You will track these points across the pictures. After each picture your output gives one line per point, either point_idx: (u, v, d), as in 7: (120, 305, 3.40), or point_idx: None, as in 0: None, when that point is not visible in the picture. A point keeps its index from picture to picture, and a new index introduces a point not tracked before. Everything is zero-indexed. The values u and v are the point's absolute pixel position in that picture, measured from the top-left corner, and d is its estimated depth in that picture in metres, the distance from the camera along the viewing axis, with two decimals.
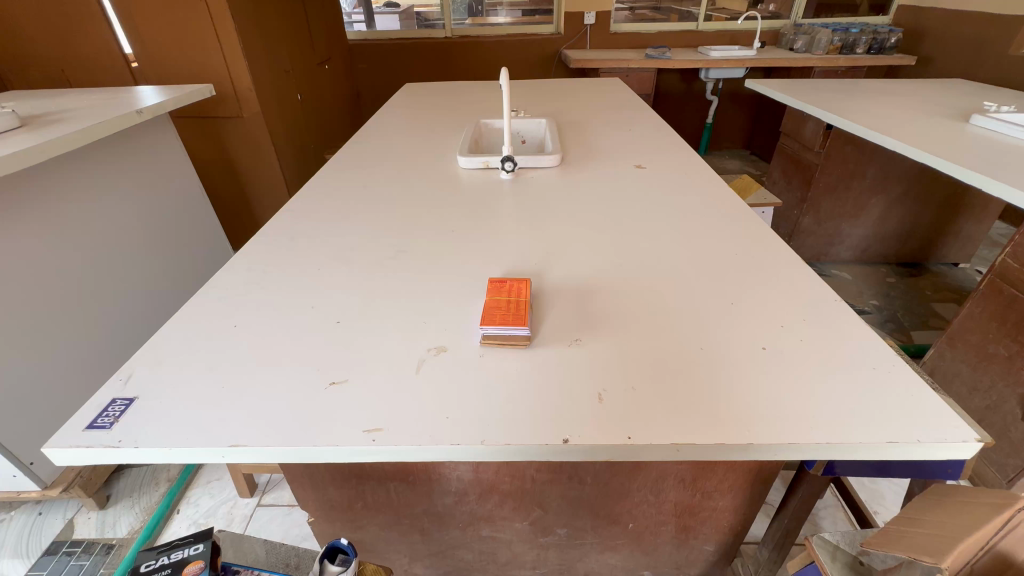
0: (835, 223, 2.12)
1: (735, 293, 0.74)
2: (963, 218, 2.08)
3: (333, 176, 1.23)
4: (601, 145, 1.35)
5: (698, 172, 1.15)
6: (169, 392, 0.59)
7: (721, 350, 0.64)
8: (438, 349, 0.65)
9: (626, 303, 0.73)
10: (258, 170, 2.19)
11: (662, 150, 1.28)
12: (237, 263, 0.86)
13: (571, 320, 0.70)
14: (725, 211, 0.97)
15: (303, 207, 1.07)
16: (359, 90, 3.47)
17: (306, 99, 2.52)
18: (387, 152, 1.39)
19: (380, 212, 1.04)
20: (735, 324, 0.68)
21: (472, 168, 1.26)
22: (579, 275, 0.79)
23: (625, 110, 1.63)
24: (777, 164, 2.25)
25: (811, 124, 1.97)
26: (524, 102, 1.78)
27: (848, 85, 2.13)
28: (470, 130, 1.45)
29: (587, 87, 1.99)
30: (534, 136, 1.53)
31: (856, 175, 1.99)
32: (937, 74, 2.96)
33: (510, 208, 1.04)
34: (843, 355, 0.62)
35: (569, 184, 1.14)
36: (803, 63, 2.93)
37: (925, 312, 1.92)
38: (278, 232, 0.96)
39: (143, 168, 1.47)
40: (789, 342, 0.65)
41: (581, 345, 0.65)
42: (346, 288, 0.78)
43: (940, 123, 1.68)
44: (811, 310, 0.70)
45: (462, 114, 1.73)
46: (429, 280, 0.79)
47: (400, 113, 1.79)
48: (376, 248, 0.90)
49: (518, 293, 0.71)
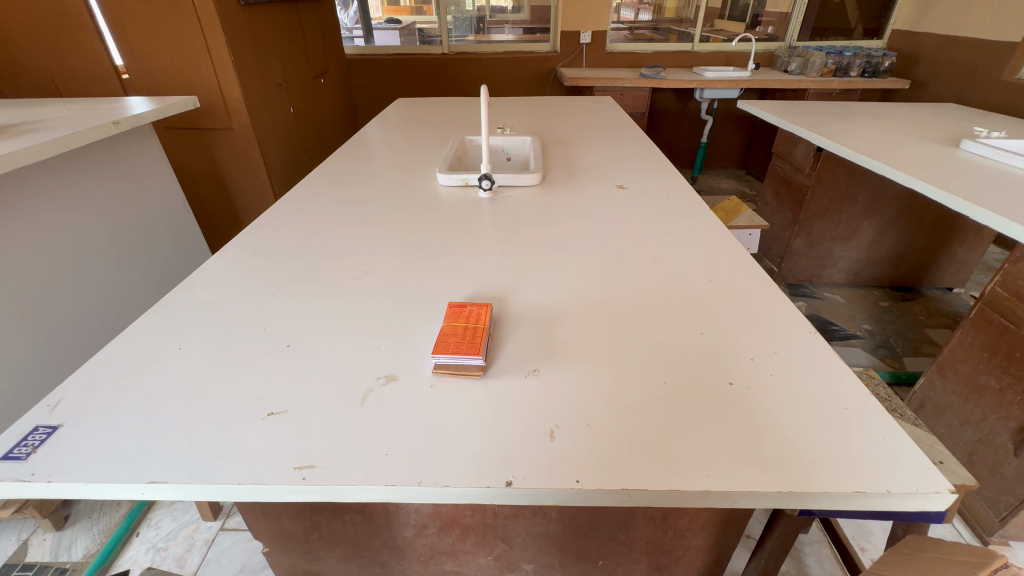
0: (826, 245, 2.10)
1: (705, 322, 0.71)
2: (956, 243, 2.05)
3: (310, 190, 1.21)
4: (585, 165, 1.33)
5: (680, 194, 1.13)
6: (97, 419, 0.56)
7: (687, 386, 0.60)
8: (388, 378, 0.62)
9: (592, 330, 0.70)
10: (245, 182, 2.18)
11: (645, 171, 1.27)
12: (195, 280, 0.83)
13: (532, 348, 0.67)
14: (702, 236, 0.95)
15: (273, 221, 1.04)
16: (355, 104, 3.49)
17: (299, 112, 2.52)
18: (369, 167, 1.38)
19: (351, 229, 1.01)
20: (702, 358, 0.64)
21: (452, 185, 1.24)
22: (546, 300, 0.77)
23: (613, 130, 1.62)
24: (770, 185, 2.24)
25: (802, 146, 1.97)
26: (513, 119, 1.77)
27: (841, 109, 2.12)
28: (454, 146, 1.43)
29: (579, 105, 1.99)
30: (518, 154, 1.51)
31: (848, 199, 1.97)
32: (931, 98, 2.96)
33: (484, 227, 1.02)
34: (812, 394, 0.59)
35: (547, 204, 1.12)
36: (798, 84, 2.93)
37: (918, 338, 1.89)
38: (243, 248, 0.93)
39: (121, 180, 1.45)
40: (758, 378, 0.61)
41: (540, 376, 0.62)
42: (303, 309, 0.75)
43: (930, 147, 1.66)
44: (783, 342, 0.67)
45: (450, 129, 1.73)
46: (389, 304, 0.76)
47: (388, 128, 1.78)
48: (341, 267, 0.87)
49: (478, 320, 0.68)
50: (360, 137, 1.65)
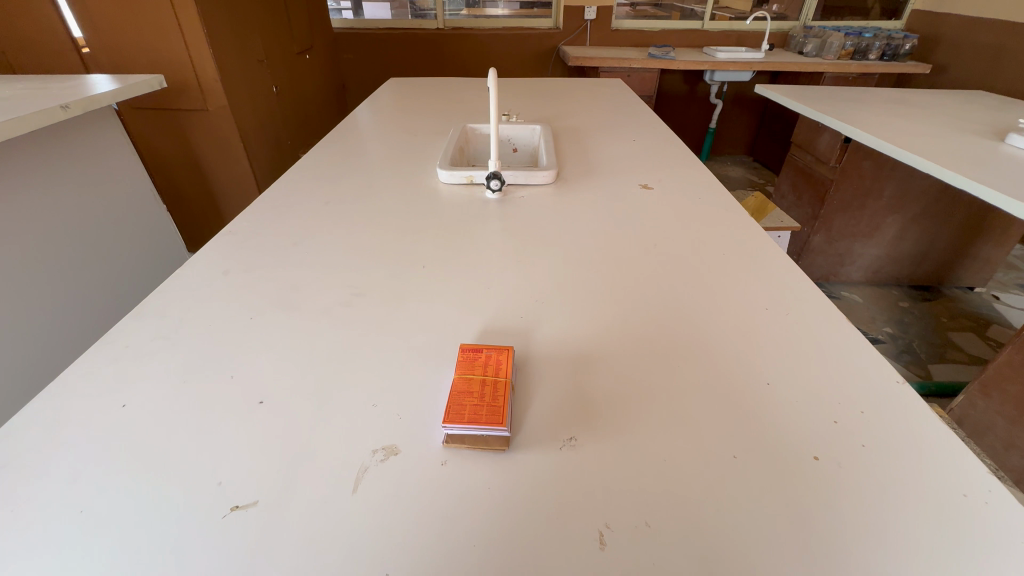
0: (847, 242, 1.98)
1: (770, 367, 0.59)
2: (982, 241, 1.95)
3: (292, 188, 1.06)
4: (602, 159, 1.19)
5: (714, 197, 1.00)
6: (13, 516, 0.44)
7: (761, 464, 0.49)
8: (389, 451, 0.50)
9: (636, 379, 0.58)
10: (225, 169, 2.00)
11: (671, 168, 1.13)
12: (151, 305, 0.69)
13: (565, 406, 0.54)
14: (747, 251, 0.82)
15: (248, 227, 0.90)
16: (344, 82, 3.29)
17: (283, 91, 2.33)
18: (360, 160, 1.23)
19: (340, 237, 0.87)
20: (772, 420, 0.53)
21: (454, 182, 1.09)
22: (576, 335, 0.64)
23: (629, 118, 1.48)
24: (787, 177, 2.11)
25: (826, 136, 1.83)
26: (517, 104, 1.62)
27: (866, 96, 1.98)
28: (455, 136, 1.28)
29: (588, 89, 1.83)
30: (526, 145, 1.36)
31: (873, 194, 1.85)
32: (951, 83, 2.82)
33: (495, 236, 0.88)
34: (915, 476, 0.48)
35: (565, 208, 0.98)
36: (814, 67, 2.77)
37: (943, 343, 1.79)
38: (212, 262, 0.79)
39: (77, 171, 1.29)
40: (848, 452, 0.50)
41: (579, 447, 0.50)
42: (282, 347, 0.62)
43: (971, 140, 1.53)
44: (868, 398, 0.55)
45: (448, 115, 1.57)
46: (388, 339, 0.63)
47: (379, 113, 1.62)
48: (327, 289, 0.73)
49: (498, 371, 0.55)
50: (350, 124, 1.49)
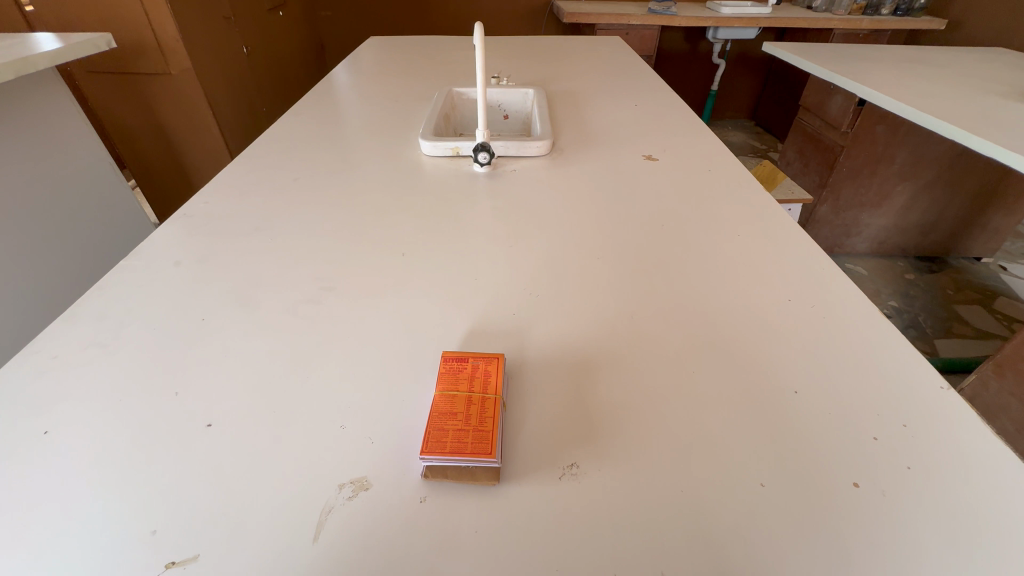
0: (854, 212, 1.90)
1: (797, 371, 0.52)
2: (993, 210, 1.87)
3: (257, 162, 0.95)
4: (601, 127, 1.08)
5: (725, 169, 0.90)
6: None
7: (792, 494, 0.42)
8: (359, 486, 0.42)
9: (646, 388, 0.50)
10: (194, 138, 1.86)
11: (677, 136, 1.03)
12: (86, 306, 0.60)
13: (564, 424, 0.47)
14: (764, 232, 0.73)
15: (205, 210, 0.80)
16: (323, 42, 3.08)
17: (254, 52, 2.15)
18: (334, 129, 1.11)
19: (310, 220, 0.77)
20: (802, 439, 0.46)
21: (438, 154, 0.98)
22: (576, 335, 0.56)
23: (629, 80, 1.35)
24: (794, 142, 2.01)
25: (838, 98, 1.71)
26: (507, 65, 1.48)
27: (882, 54, 1.85)
28: (439, 102, 1.16)
29: (584, 48, 1.69)
30: (517, 111, 1.25)
31: (884, 160, 1.75)
32: (965, 40, 2.67)
33: (483, 217, 0.79)
34: (969, 506, 0.41)
35: (561, 183, 0.88)
36: (824, 23, 2.60)
37: (948, 316, 1.74)
38: (161, 252, 0.70)
39: (19, 144, 1.16)
40: (892, 477, 0.43)
41: (581, 477, 0.43)
42: (238, 355, 0.54)
43: (996, 102, 1.42)
44: (909, 409, 0.49)
45: (432, 78, 1.43)
46: (360, 344, 0.55)
47: (357, 75, 1.48)
48: (291, 283, 0.64)
49: (486, 385, 0.48)
50: (324, 88, 1.35)
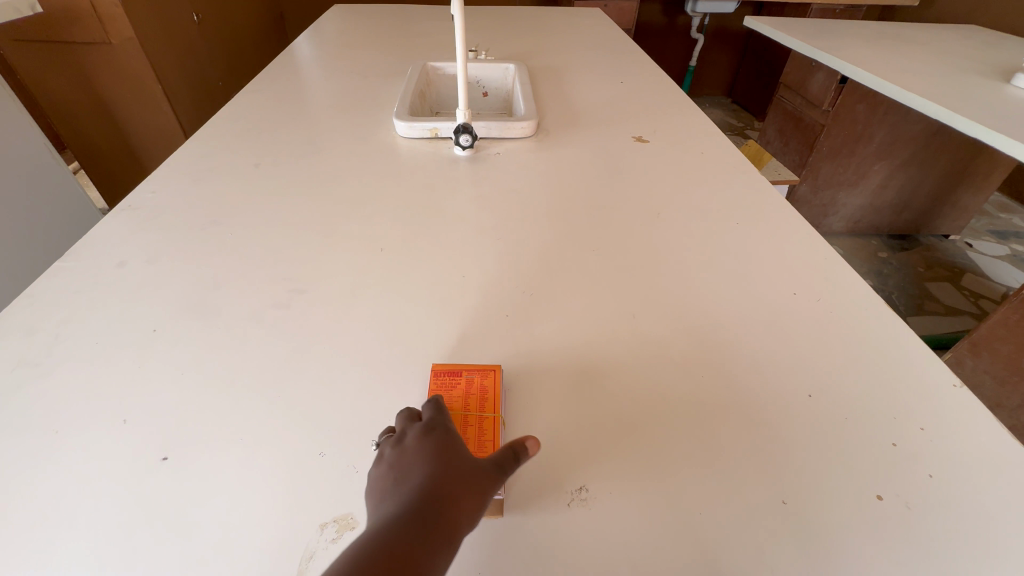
0: (832, 191, 1.91)
1: (810, 373, 0.49)
2: (963, 188, 1.91)
3: (213, 146, 0.86)
4: (588, 106, 1.03)
5: (719, 152, 0.86)
6: None
7: (813, 510, 0.40)
8: (343, 524, 0.37)
9: (654, 396, 0.47)
10: (142, 114, 1.71)
11: (668, 116, 0.98)
12: (14, 316, 0.52)
13: (567, 442, 0.43)
14: (764, 220, 0.70)
15: (154, 201, 0.71)
16: (283, 11, 2.87)
17: (206, 20, 1.98)
18: (299, 107, 1.01)
19: (273, 212, 0.70)
20: (820, 447, 0.43)
21: (415, 136, 0.91)
22: (576, 339, 0.52)
23: (613, 56, 1.29)
24: (774, 120, 2.00)
25: (820, 75, 1.69)
26: (484, 38, 1.40)
27: (863, 30, 1.83)
28: (414, 78, 1.07)
29: (564, 20, 1.61)
30: (497, 87, 1.18)
31: (863, 139, 1.75)
32: (936, 18, 2.68)
33: (467, 206, 0.73)
34: (996, 517, 0.39)
35: (549, 168, 0.82)
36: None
37: (920, 294, 1.78)
38: (102, 252, 0.61)
39: None
40: (915, 488, 0.41)
41: (590, 502, 0.40)
42: (195, 372, 0.47)
43: (974, 81, 1.41)
44: (925, 410, 0.46)
45: (404, 51, 1.34)
46: (336, 356, 0.49)
47: (323, 47, 1.37)
48: (256, 285, 0.57)
49: (483, 403, 0.44)
50: (286, 61, 1.24)
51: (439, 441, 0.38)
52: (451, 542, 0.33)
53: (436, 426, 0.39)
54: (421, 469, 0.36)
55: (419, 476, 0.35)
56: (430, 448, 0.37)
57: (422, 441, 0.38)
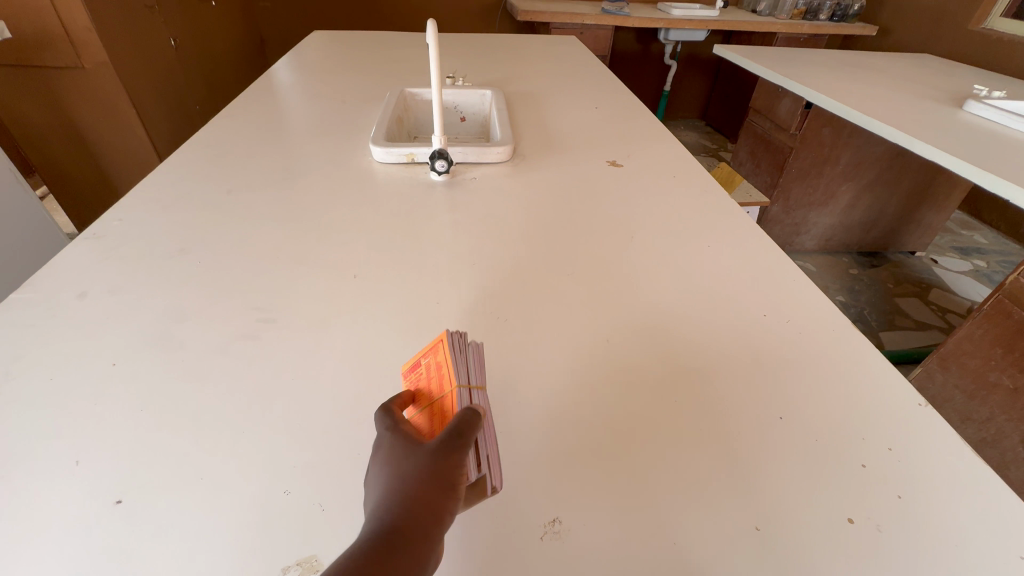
0: (803, 211, 1.97)
1: (781, 396, 0.50)
2: (926, 207, 1.99)
3: (185, 172, 0.85)
4: (562, 131, 1.05)
5: (690, 176, 0.89)
6: None
7: (787, 535, 0.39)
8: (307, 567, 0.36)
9: (628, 421, 0.47)
10: (116, 140, 1.68)
11: (640, 141, 1.01)
12: None
13: (542, 473, 0.43)
14: (734, 243, 0.71)
15: (121, 228, 0.70)
16: (263, 36, 2.89)
17: (183, 45, 1.97)
18: (275, 132, 1.01)
19: (243, 239, 0.69)
20: (793, 471, 0.43)
21: (392, 162, 0.91)
22: (550, 366, 0.52)
23: (588, 82, 1.33)
24: (746, 143, 2.07)
25: (787, 101, 1.76)
26: (462, 65, 1.43)
27: (825, 59, 1.92)
28: (392, 104, 1.08)
29: (539, 47, 1.65)
30: (474, 112, 1.19)
31: (831, 161, 1.82)
32: (893, 46, 2.82)
33: (443, 231, 0.73)
34: (965, 536, 0.40)
35: (526, 192, 0.83)
36: (768, 28, 2.68)
37: (891, 309, 1.83)
38: (63, 283, 0.59)
39: None
40: (886, 511, 0.41)
41: (564, 534, 0.39)
42: (154, 409, 0.46)
43: (930, 107, 1.48)
44: (894, 432, 0.47)
45: (383, 77, 1.35)
46: (304, 389, 0.48)
47: (300, 72, 1.38)
48: (224, 317, 0.56)
49: (441, 381, 0.40)
50: (264, 86, 1.25)
51: (392, 446, 0.35)
52: (417, 544, 0.31)
53: (385, 433, 0.36)
54: (377, 488, 0.34)
55: (386, 486, 0.33)
56: (383, 461, 0.35)
57: (375, 458, 0.36)
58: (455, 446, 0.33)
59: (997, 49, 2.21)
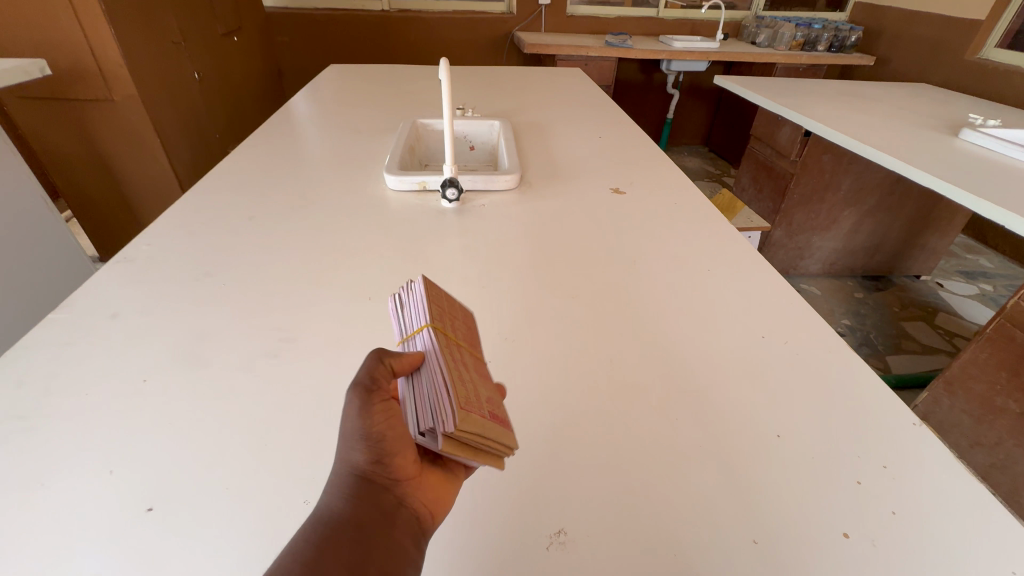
0: (806, 235, 1.99)
1: (778, 415, 0.51)
2: (928, 231, 2.01)
3: (209, 199, 0.90)
4: (568, 160, 1.09)
5: (690, 203, 0.92)
6: None
7: (783, 548, 0.41)
8: None
9: (630, 437, 0.49)
10: (139, 168, 1.76)
11: (642, 169, 1.05)
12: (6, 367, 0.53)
13: (548, 486, 0.45)
14: (733, 267, 0.74)
15: (150, 252, 0.74)
16: (280, 68, 3.02)
17: (205, 78, 2.07)
18: (294, 161, 1.07)
19: (264, 263, 0.72)
20: (790, 487, 0.45)
21: (405, 189, 0.96)
22: (556, 384, 0.54)
23: (592, 112, 1.38)
24: (748, 169, 2.11)
25: (787, 129, 1.81)
26: (471, 96, 1.49)
27: (823, 89, 1.98)
28: (404, 134, 1.14)
29: (545, 79, 1.72)
30: (483, 142, 1.25)
31: (831, 187, 1.86)
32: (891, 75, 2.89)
33: (453, 256, 0.76)
34: (959, 551, 0.41)
35: (532, 218, 0.87)
36: (767, 59, 2.76)
37: (898, 333, 1.83)
38: (96, 304, 0.63)
39: None
40: (881, 526, 0.42)
41: (569, 545, 0.41)
42: (182, 422, 0.48)
43: (928, 135, 1.52)
44: (889, 450, 0.48)
45: (396, 108, 1.42)
46: (323, 405, 0.51)
47: (317, 104, 1.45)
48: (246, 337, 0.59)
49: None
50: (284, 118, 1.31)
51: None
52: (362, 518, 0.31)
53: None
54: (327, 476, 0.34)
55: (325, 489, 0.33)
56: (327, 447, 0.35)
57: None
58: (359, 418, 0.32)
59: (993, 78, 2.26)
